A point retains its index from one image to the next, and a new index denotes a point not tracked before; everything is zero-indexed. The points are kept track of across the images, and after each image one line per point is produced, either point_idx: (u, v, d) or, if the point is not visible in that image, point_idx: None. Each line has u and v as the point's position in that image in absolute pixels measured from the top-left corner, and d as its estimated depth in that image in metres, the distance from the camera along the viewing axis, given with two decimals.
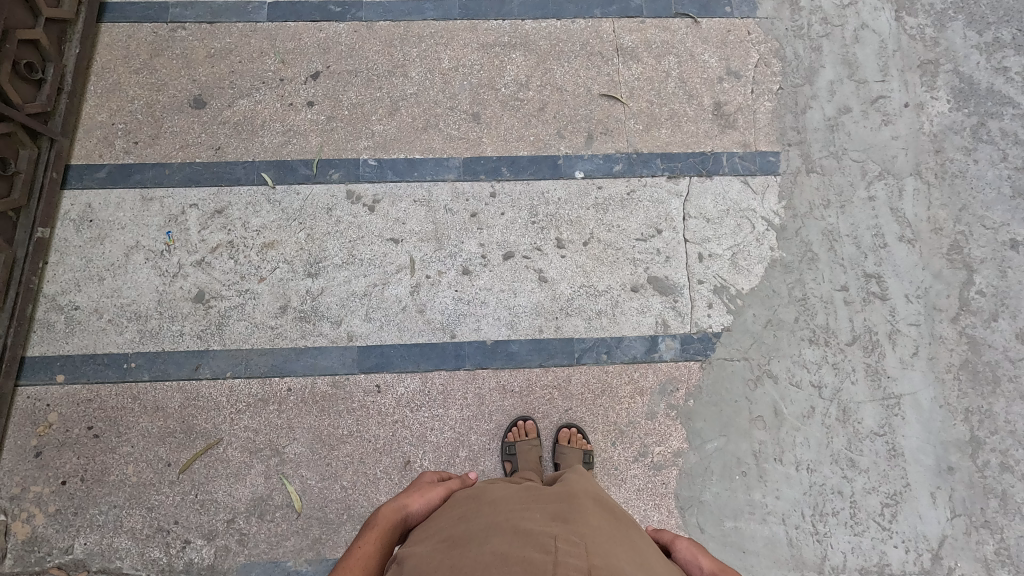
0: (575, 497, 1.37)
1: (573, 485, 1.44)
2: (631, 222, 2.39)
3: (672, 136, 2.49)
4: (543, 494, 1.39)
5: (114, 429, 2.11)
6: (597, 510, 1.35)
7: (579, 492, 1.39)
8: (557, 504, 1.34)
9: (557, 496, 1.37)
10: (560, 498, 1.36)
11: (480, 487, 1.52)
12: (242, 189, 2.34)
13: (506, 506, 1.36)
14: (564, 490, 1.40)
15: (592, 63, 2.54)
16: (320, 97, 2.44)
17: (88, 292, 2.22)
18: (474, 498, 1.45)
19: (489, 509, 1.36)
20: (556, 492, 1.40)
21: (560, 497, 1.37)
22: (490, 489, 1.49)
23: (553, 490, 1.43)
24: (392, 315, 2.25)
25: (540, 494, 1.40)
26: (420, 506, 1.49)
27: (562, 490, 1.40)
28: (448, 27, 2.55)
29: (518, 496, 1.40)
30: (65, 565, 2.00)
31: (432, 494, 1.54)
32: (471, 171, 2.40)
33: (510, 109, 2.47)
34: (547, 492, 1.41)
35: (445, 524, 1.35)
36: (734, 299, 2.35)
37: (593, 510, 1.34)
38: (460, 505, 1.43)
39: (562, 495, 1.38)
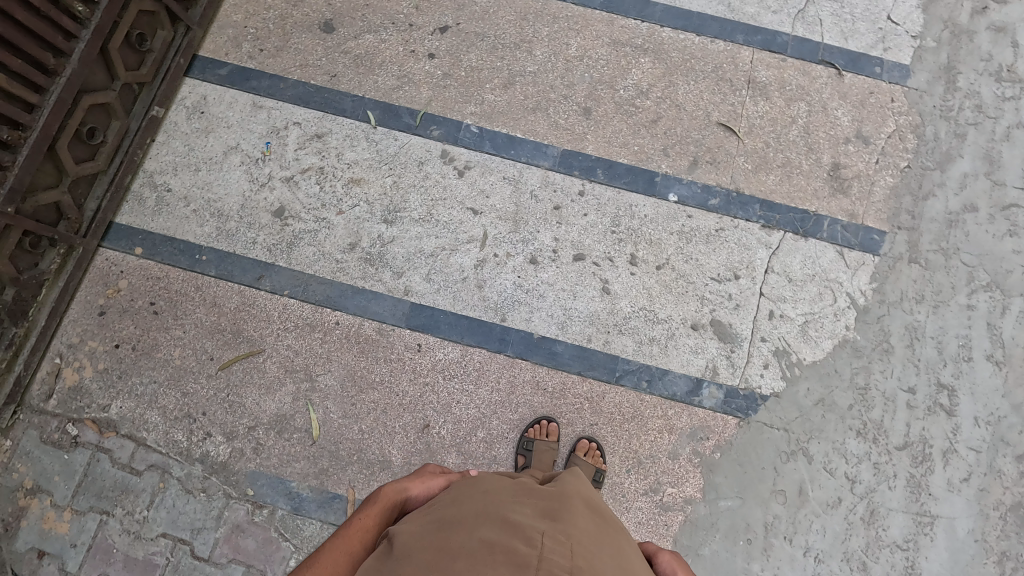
0: (568, 497, 1.35)
1: (567, 484, 1.43)
2: (711, 260, 2.31)
3: (779, 185, 2.38)
4: (536, 490, 1.38)
5: (172, 311, 2.22)
6: (587, 512, 1.34)
7: (572, 493, 1.38)
8: (547, 500, 1.33)
9: (550, 493, 1.36)
10: (552, 495, 1.35)
11: (478, 475, 1.50)
12: (345, 120, 2.38)
13: (501, 496, 1.34)
14: (558, 489, 1.39)
15: (719, 88, 2.45)
16: (442, 51, 2.44)
17: (182, 178, 2.32)
18: (471, 483, 1.43)
19: (483, 495, 1.34)
20: (549, 489, 1.39)
21: (552, 494, 1.35)
22: (486, 476, 1.47)
23: (546, 487, 1.41)
24: (451, 282, 2.26)
25: (533, 490, 1.39)
26: (420, 489, 1.46)
27: (555, 488, 1.39)
28: (585, 15, 2.49)
29: (513, 488, 1.39)
30: (100, 421, 2.14)
31: (433, 478, 1.50)
32: (567, 164, 2.36)
33: (623, 112, 2.41)
34: (541, 488, 1.40)
35: (440, 505, 1.33)
36: (792, 367, 2.26)
37: (583, 512, 1.32)
38: (456, 488, 1.41)
39: (555, 493, 1.36)
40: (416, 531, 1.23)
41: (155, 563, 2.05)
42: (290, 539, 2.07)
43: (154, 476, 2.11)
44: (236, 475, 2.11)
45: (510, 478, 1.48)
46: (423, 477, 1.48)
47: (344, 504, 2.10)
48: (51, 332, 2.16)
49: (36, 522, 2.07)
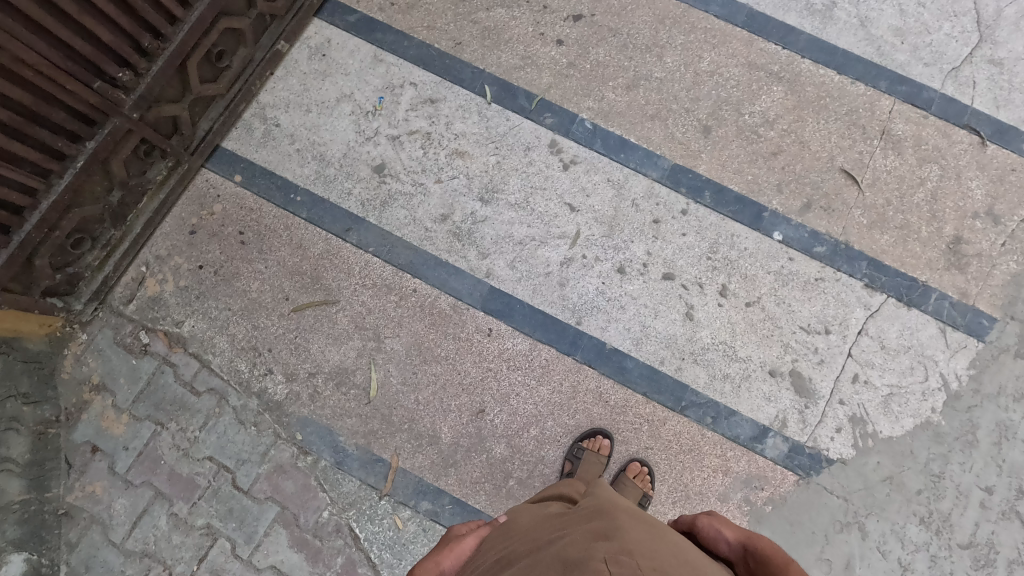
0: (606, 509, 1.31)
1: (601, 500, 1.39)
2: (804, 309, 2.21)
3: (892, 247, 2.25)
4: (576, 518, 1.32)
5: (258, 244, 2.23)
6: (631, 517, 1.28)
7: (613, 506, 1.32)
8: (588, 518, 1.29)
9: (589, 512, 1.32)
10: (591, 514, 1.31)
11: (508, 523, 1.47)
12: (461, 91, 2.35)
13: (542, 537, 1.30)
14: (596, 506, 1.35)
15: (850, 133, 2.32)
16: (571, 40, 2.37)
17: (293, 116, 2.32)
18: (506, 536, 1.39)
19: (522, 542, 1.31)
20: (587, 508, 1.35)
21: (594, 516, 1.29)
22: (517, 523, 1.44)
23: (586, 509, 1.35)
24: (534, 274, 2.22)
25: (572, 517, 1.35)
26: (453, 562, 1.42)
27: (591, 508, 1.35)
28: (725, 30, 2.39)
29: (550, 525, 1.35)
30: (171, 335, 2.18)
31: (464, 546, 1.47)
32: (675, 180, 2.28)
33: (743, 138, 2.31)
34: (578, 512, 1.36)
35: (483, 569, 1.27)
36: (866, 437, 2.15)
37: (627, 518, 1.27)
38: (492, 547, 1.36)
39: (595, 511, 1.32)
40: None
41: (197, 483, 2.10)
42: (327, 491, 2.09)
43: (212, 400, 2.14)
44: (288, 418, 2.13)
45: (539, 517, 1.45)
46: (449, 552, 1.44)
47: (386, 469, 2.10)
48: (143, 240, 2.21)
49: (95, 418, 2.14)
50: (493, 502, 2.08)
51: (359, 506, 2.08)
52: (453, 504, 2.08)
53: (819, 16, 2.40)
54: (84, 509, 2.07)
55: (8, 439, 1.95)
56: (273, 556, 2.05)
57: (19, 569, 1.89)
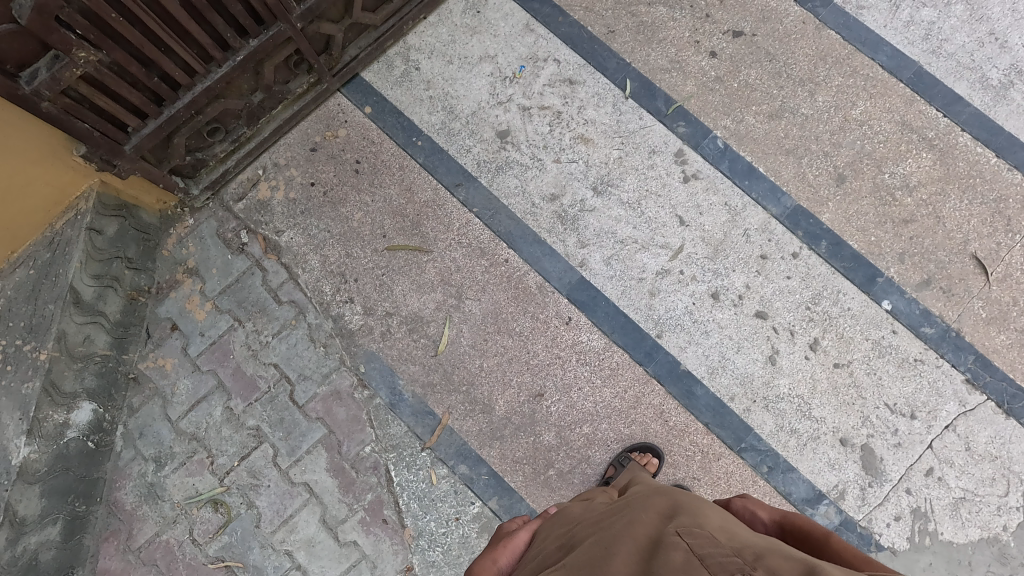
0: (667, 494, 1.30)
1: (655, 488, 1.37)
2: (894, 386, 2.10)
3: (1006, 349, 2.11)
4: (632, 501, 1.32)
5: (370, 177, 2.28)
6: (691, 497, 1.27)
7: (666, 490, 1.33)
8: (651, 500, 1.28)
9: (647, 496, 1.31)
10: (651, 497, 1.29)
11: (562, 516, 1.46)
12: (601, 78, 2.33)
13: (604, 520, 1.29)
14: (653, 492, 1.34)
15: (992, 221, 2.18)
16: (725, 55, 2.32)
17: (434, 63, 2.35)
18: (561, 525, 1.40)
19: (586, 528, 1.29)
20: (645, 493, 1.34)
21: (651, 498, 1.29)
22: (572, 514, 1.43)
23: (640, 494, 1.36)
24: (627, 276, 2.19)
25: (630, 501, 1.34)
26: (511, 552, 1.42)
27: (649, 494, 1.34)
28: (887, 82, 2.28)
29: (611, 512, 1.33)
30: (269, 242, 2.25)
31: (519, 538, 1.46)
32: (794, 221, 2.20)
33: (877, 197, 2.21)
34: (635, 497, 1.35)
35: (545, 556, 1.28)
36: (925, 535, 2.03)
37: (688, 498, 1.26)
38: (550, 537, 1.37)
39: (654, 495, 1.31)
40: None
41: (257, 386, 2.16)
42: (374, 428, 2.12)
43: (290, 312, 2.20)
44: (356, 348, 2.17)
45: (593, 509, 1.44)
46: (502, 546, 1.43)
47: (435, 424, 2.11)
48: (268, 146, 2.29)
49: (181, 299, 2.23)
50: (529, 486, 2.07)
51: (401, 451, 2.10)
52: (490, 476, 2.08)
53: (992, 92, 2.26)
54: (151, 380, 2.17)
55: (105, 295, 2.06)
56: (309, 475, 2.09)
57: (86, 418, 2.00)
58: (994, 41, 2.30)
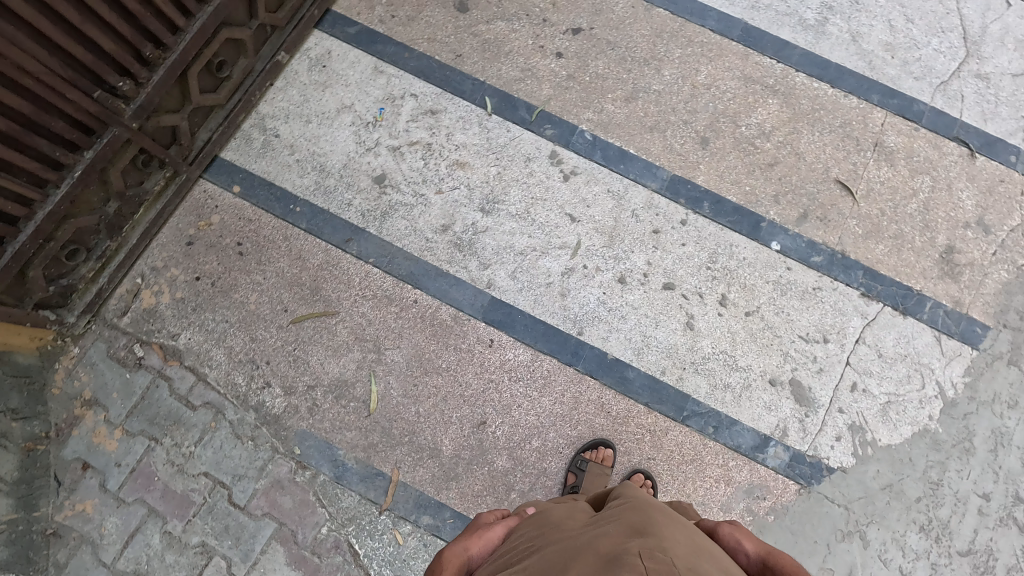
0: (646, 508, 1.31)
1: (632, 498, 1.39)
2: (803, 317, 2.23)
3: (886, 256, 2.28)
4: (609, 513, 1.34)
5: (257, 255, 2.21)
6: (665, 516, 1.29)
7: (644, 504, 1.34)
8: (626, 514, 1.29)
9: (624, 509, 1.32)
10: (628, 511, 1.30)
11: (537, 515, 1.46)
12: (461, 102, 2.36)
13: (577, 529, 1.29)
14: (630, 504, 1.35)
15: (844, 145, 2.36)
16: (571, 53, 2.40)
17: (292, 126, 2.31)
18: (534, 525, 1.41)
19: (558, 533, 1.30)
20: (622, 506, 1.35)
21: (627, 510, 1.31)
22: (547, 515, 1.43)
23: (618, 503, 1.37)
24: (535, 284, 2.22)
25: (606, 512, 1.35)
26: (482, 543, 1.42)
27: (625, 505, 1.35)
28: (721, 44, 2.43)
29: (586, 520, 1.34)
30: (166, 348, 2.14)
31: (492, 531, 1.46)
32: (674, 191, 2.30)
33: (741, 150, 2.34)
34: (611, 509, 1.36)
35: (513, 553, 1.30)
36: (865, 445, 2.16)
37: (661, 517, 1.28)
38: (521, 536, 1.39)
39: (630, 508, 1.32)
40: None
41: (192, 500, 2.04)
42: (326, 506, 2.04)
43: (208, 414, 2.09)
44: (286, 432, 2.09)
45: (569, 511, 1.43)
46: (475, 534, 1.43)
47: (386, 483, 2.06)
48: (139, 251, 2.18)
49: (86, 434, 2.08)
50: None
51: (359, 521, 2.04)
52: (455, 519, 2.04)
53: (812, 31, 2.46)
54: (73, 529, 2.00)
55: None
56: None
57: None
58: None
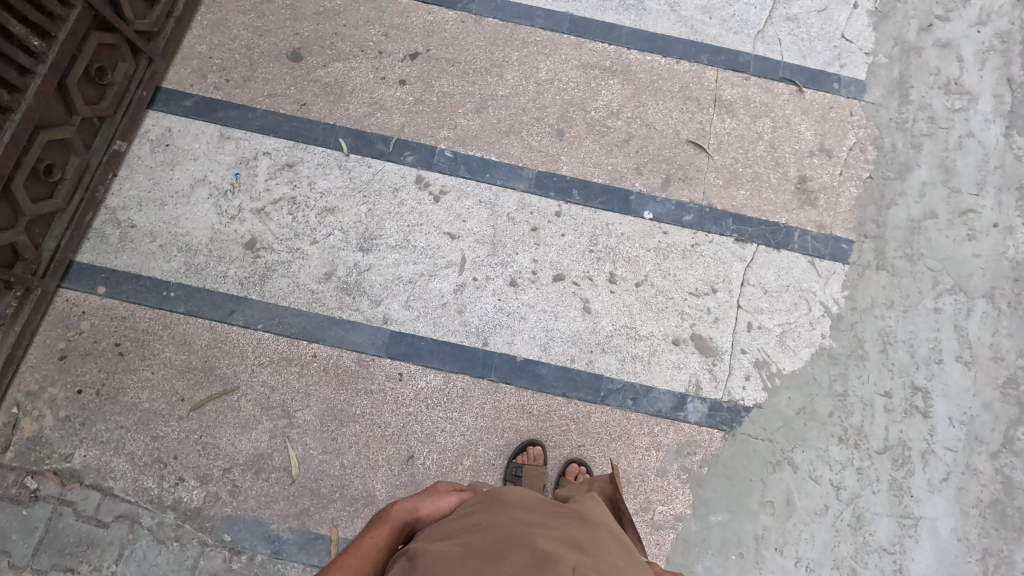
0: (596, 526, 1.35)
1: (589, 511, 1.42)
2: (688, 275, 2.34)
3: (749, 200, 2.43)
4: (563, 515, 1.37)
5: (139, 351, 2.12)
6: (614, 539, 1.33)
7: (598, 521, 1.38)
8: (578, 527, 1.32)
9: (578, 518, 1.36)
10: (581, 522, 1.34)
11: (495, 491, 1.48)
12: (316, 149, 2.35)
13: (527, 519, 1.32)
14: (585, 516, 1.38)
15: (687, 107, 2.50)
16: (413, 78, 2.44)
17: (147, 213, 2.24)
18: (487, 501, 1.44)
19: (507, 518, 1.32)
20: (577, 515, 1.38)
21: (581, 521, 1.34)
22: (503, 494, 1.45)
23: (575, 510, 1.41)
24: (431, 308, 2.23)
25: (561, 512, 1.38)
26: (433, 507, 1.44)
27: (577, 515, 1.38)
28: (554, 38, 2.53)
29: (539, 511, 1.36)
30: (61, 472, 2.01)
31: (446, 498, 1.48)
32: (542, 186, 2.37)
33: (595, 133, 2.44)
34: (565, 511, 1.39)
35: (460, 526, 1.33)
36: (773, 377, 2.28)
37: (610, 540, 1.32)
38: (472, 509, 1.41)
39: (582, 519, 1.36)
40: (438, 554, 1.20)
41: None
42: None
43: (123, 527, 1.99)
44: (211, 522, 2.01)
45: (530, 493, 1.45)
46: (430, 497, 1.45)
47: (327, 544, 2.01)
48: (8, 379, 2.05)
49: None
50: None
51: None
52: None
53: (633, 9, 2.60)
54: None
55: None
56: None
57: None
58: None
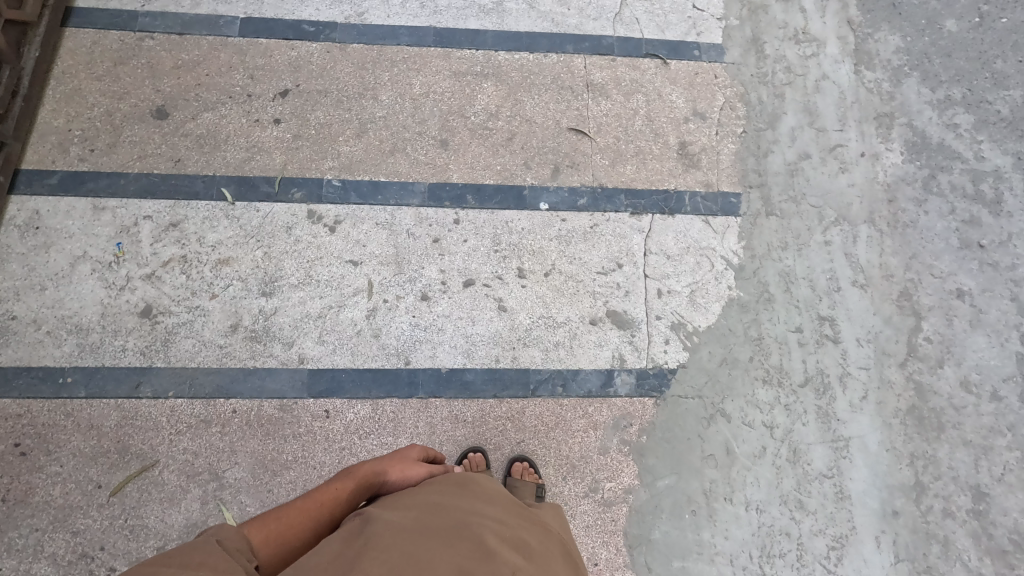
0: (547, 538, 1.38)
1: (543, 523, 1.44)
2: (593, 255, 2.40)
3: (637, 173, 2.52)
4: (519, 518, 1.40)
5: (43, 447, 2.01)
6: (558, 552, 1.36)
7: (549, 534, 1.41)
8: (529, 532, 1.35)
9: (530, 525, 1.38)
10: (532, 530, 1.37)
11: (464, 476, 1.52)
12: (199, 203, 2.29)
13: (481, 509, 1.35)
14: (538, 526, 1.40)
15: (562, 97, 2.58)
16: (287, 115, 2.42)
17: (28, 301, 2.13)
18: (453, 483, 1.47)
19: (463, 505, 1.35)
20: (531, 522, 1.41)
21: (533, 528, 1.37)
22: (472, 481, 1.49)
23: (531, 518, 1.44)
24: (346, 339, 2.21)
25: (517, 514, 1.42)
26: (402, 474, 1.54)
27: (531, 521, 1.41)
28: (421, 53, 2.57)
29: (496, 505, 1.40)
30: None
31: (416, 468, 1.57)
32: (436, 197, 2.40)
33: (478, 137, 2.49)
34: (521, 515, 1.42)
35: (421, 497, 1.38)
36: (690, 336, 2.37)
37: (554, 552, 1.34)
38: (438, 485, 1.46)
39: (533, 527, 1.38)
40: (394, 518, 1.26)
41: None
42: None
43: None
44: None
45: (496, 488, 1.51)
46: (401, 463, 1.56)
47: None
48: None
49: None
50: None
51: None
52: None
53: (494, 13, 2.66)
54: None
55: None
56: None
57: None
58: None
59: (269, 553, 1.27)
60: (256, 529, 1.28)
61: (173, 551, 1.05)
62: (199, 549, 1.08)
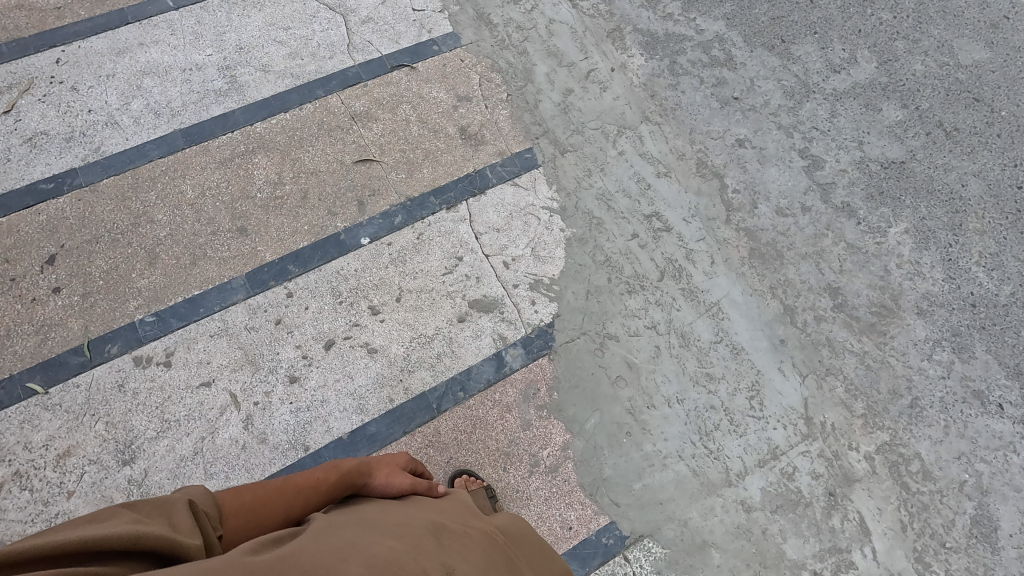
0: (501, 548, 1.21)
1: (501, 538, 1.27)
2: (432, 261, 2.45)
3: (435, 172, 2.61)
4: (474, 525, 1.25)
5: None
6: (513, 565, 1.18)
7: (505, 546, 1.24)
8: (481, 539, 1.19)
9: (485, 534, 1.22)
10: (485, 538, 1.21)
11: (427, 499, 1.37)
12: (10, 411, 2.06)
13: (434, 513, 1.24)
14: (495, 538, 1.23)
15: (335, 137, 2.61)
16: (66, 279, 2.25)
17: None
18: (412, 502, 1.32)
19: (415, 510, 1.24)
20: (488, 533, 1.24)
21: (487, 536, 1.21)
22: (431, 503, 1.34)
23: (490, 529, 1.27)
24: (233, 459, 2.07)
25: (473, 523, 1.26)
26: (388, 478, 1.38)
27: (489, 531, 1.26)
28: (179, 158, 2.49)
29: (449, 513, 1.27)
30: None
31: (403, 476, 1.42)
32: (258, 283, 2.33)
33: (273, 209, 2.45)
34: (479, 526, 1.26)
35: (372, 509, 1.22)
36: (551, 287, 2.49)
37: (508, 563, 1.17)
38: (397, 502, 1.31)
39: (489, 531, 1.25)
40: (337, 518, 1.12)
41: None
42: None
43: None
44: None
45: (460, 508, 1.34)
46: (388, 467, 1.41)
47: None
48: None
49: None
50: None
51: None
52: None
53: (232, 92, 2.64)
54: None
55: None
56: None
57: None
58: (191, 71, 2.66)
59: (234, 524, 1.19)
60: (229, 499, 1.23)
61: (145, 500, 1.05)
62: (170, 502, 1.07)
